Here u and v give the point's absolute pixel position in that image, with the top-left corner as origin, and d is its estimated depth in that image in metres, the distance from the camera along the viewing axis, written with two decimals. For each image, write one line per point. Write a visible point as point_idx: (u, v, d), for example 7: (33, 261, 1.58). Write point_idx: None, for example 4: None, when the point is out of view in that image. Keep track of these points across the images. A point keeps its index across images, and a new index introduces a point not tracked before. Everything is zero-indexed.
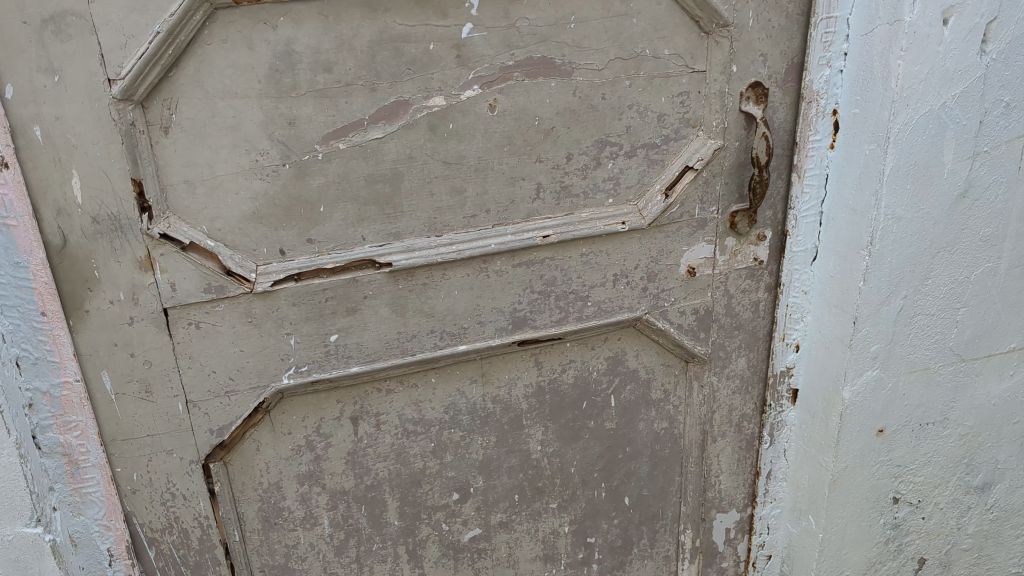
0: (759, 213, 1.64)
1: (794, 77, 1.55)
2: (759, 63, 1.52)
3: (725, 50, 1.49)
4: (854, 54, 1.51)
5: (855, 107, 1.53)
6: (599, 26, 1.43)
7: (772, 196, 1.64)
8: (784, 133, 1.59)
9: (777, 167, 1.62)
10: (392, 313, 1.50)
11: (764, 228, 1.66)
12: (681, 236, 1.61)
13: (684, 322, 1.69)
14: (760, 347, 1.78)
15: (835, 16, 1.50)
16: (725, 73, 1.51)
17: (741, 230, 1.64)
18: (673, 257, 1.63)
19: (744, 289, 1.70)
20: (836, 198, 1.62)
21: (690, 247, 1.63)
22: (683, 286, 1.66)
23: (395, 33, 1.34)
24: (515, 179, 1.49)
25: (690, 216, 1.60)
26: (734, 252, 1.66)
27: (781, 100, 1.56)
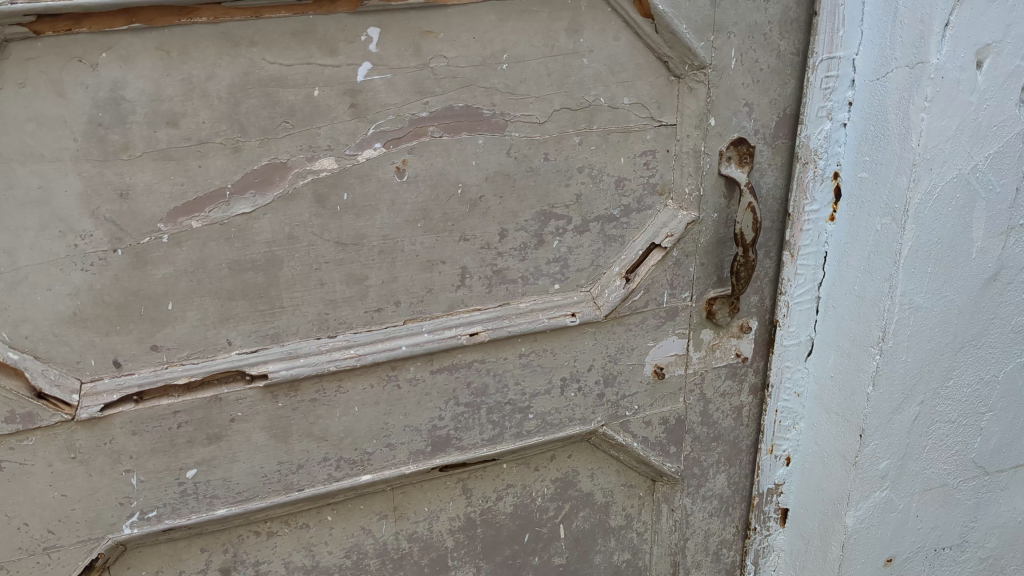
0: (744, 300, 1.31)
1: (786, 133, 1.23)
2: (744, 114, 1.19)
3: (701, 98, 1.16)
4: (861, 105, 1.20)
5: (862, 170, 1.22)
6: (539, 67, 1.09)
7: (760, 279, 1.32)
8: (774, 202, 1.27)
9: (764, 244, 1.29)
10: (271, 439, 1.15)
11: (749, 318, 1.33)
12: (646, 329, 1.28)
13: (650, 434, 1.36)
14: (741, 460, 1.45)
15: (838, 55, 1.18)
16: (702, 126, 1.18)
17: (721, 321, 1.31)
18: (635, 355, 1.30)
19: (722, 392, 1.37)
20: (837, 282, 1.30)
21: (657, 342, 1.30)
22: (647, 391, 1.33)
23: (265, 74, 0.99)
24: (432, 262, 1.15)
25: (657, 305, 1.27)
26: (712, 347, 1.34)
27: (771, 161, 1.24)
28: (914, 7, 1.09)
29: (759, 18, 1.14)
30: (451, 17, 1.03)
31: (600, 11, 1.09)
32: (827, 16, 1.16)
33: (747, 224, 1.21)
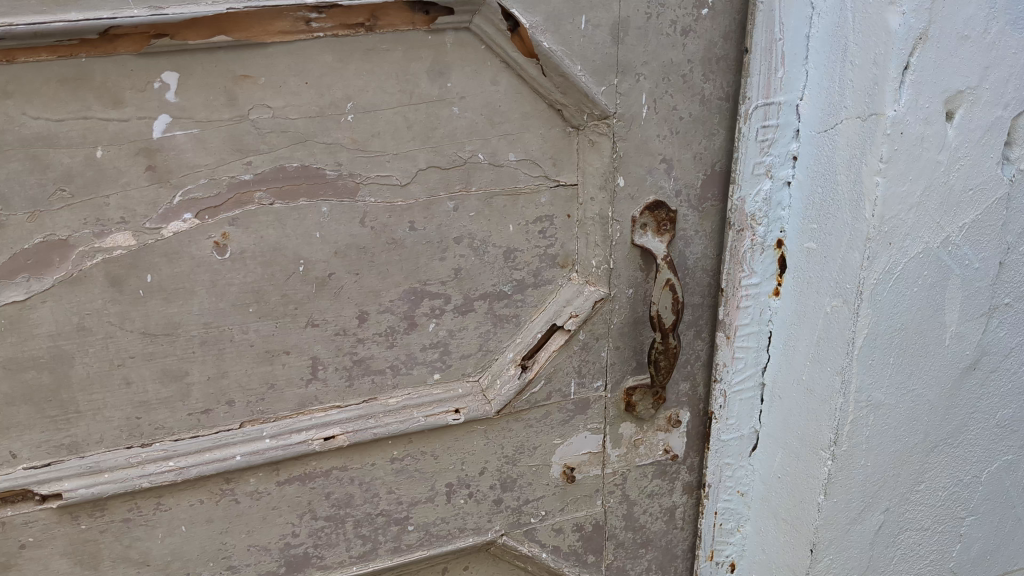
0: (670, 389, 1.10)
1: (717, 194, 1.01)
2: (662, 171, 0.98)
3: (607, 153, 0.95)
4: (807, 160, 0.98)
5: (809, 240, 1.00)
6: (397, 117, 0.88)
7: (691, 364, 1.10)
8: (705, 275, 1.05)
9: (693, 323, 1.07)
10: (75, 567, 0.94)
11: (679, 409, 1.12)
12: (550, 425, 1.07)
13: (562, 542, 1.14)
14: (676, 568, 1.23)
15: (777, 101, 0.96)
16: (608, 188, 0.97)
17: (643, 413, 1.10)
18: (539, 454, 1.08)
19: (649, 492, 1.16)
20: (784, 368, 1.09)
21: (566, 439, 1.09)
22: (556, 494, 1.11)
23: (27, 131, 0.78)
24: (272, 353, 0.93)
25: (562, 396, 1.06)
26: (634, 443, 1.12)
27: (698, 227, 1.02)
28: (867, 47, 0.87)
29: (675, 57, 0.93)
30: (274, 57, 0.82)
31: (472, 49, 0.87)
32: (762, 53, 0.94)
33: (666, 306, 0.99)
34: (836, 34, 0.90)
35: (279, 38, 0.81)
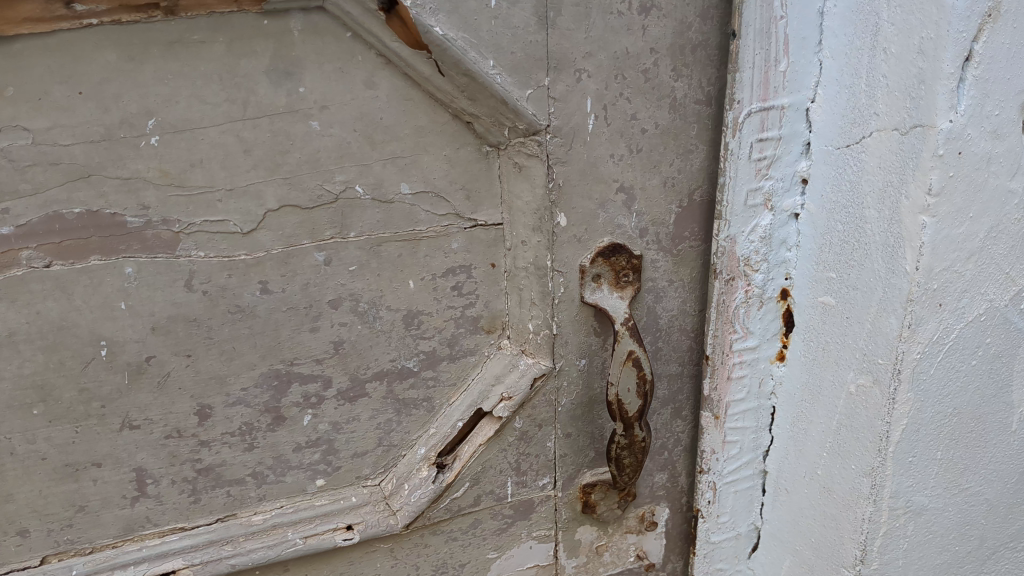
0: (644, 482, 0.84)
1: (698, 231, 0.75)
2: (620, 207, 0.71)
3: (539, 183, 0.68)
4: (821, 185, 0.71)
5: (825, 293, 0.73)
6: (226, 138, 0.61)
7: (670, 450, 0.84)
8: (684, 338, 0.79)
9: (670, 399, 0.81)
10: None
11: (654, 505, 0.86)
12: (482, 536, 0.81)
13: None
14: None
15: (780, 104, 0.68)
16: (545, 229, 0.70)
17: (607, 513, 0.84)
18: (467, 572, 0.82)
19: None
20: (792, 456, 0.82)
21: (503, 552, 0.82)
22: None
23: None
24: (77, 468, 0.67)
25: (495, 500, 0.79)
26: (597, 550, 0.86)
27: (672, 275, 0.75)
28: (909, 29, 0.60)
29: (633, 45, 0.65)
30: (26, 56, 0.55)
31: (332, 38, 0.60)
32: (755, 37, 0.66)
33: (628, 387, 0.72)
34: (863, 9, 0.63)
35: (26, 28, 0.54)
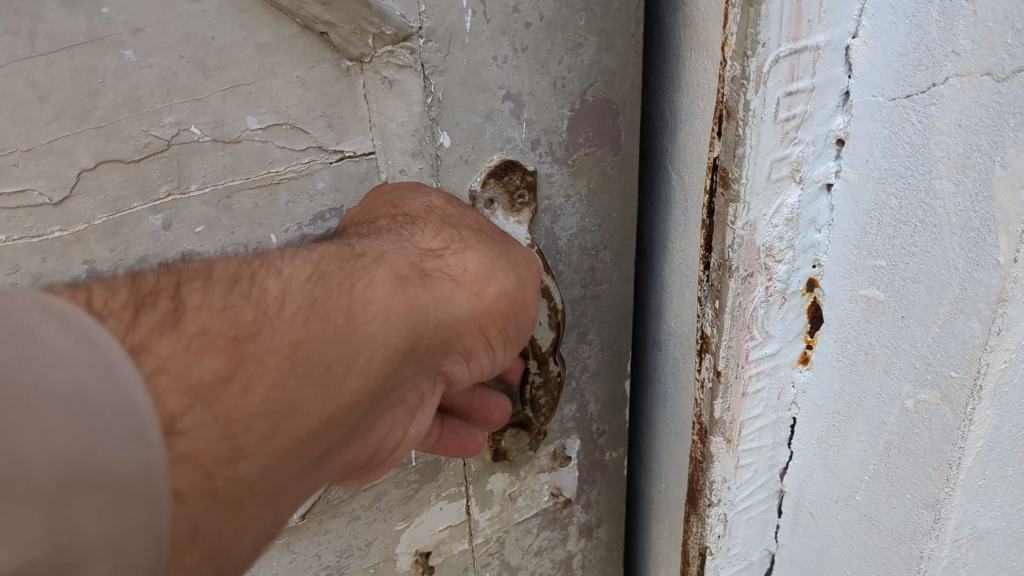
0: (551, 419, 0.71)
1: (593, 134, 0.60)
2: (509, 117, 0.55)
3: (415, 98, 0.52)
4: (866, 148, 0.53)
5: (871, 286, 0.57)
6: (11, 85, 0.41)
7: (575, 378, 0.70)
8: (585, 257, 0.64)
9: (574, 328, 0.68)
10: None
11: (565, 438, 0.74)
12: (384, 508, 0.67)
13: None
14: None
15: (815, 43, 0.50)
16: (426, 153, 0.54)
17: (517, 455, 0.71)
18: (376, 549, 0.69)
19: (535, 550, 0.80)
20: (822, 477, 0.66)
21: (413, 519, 0.69)
22: None
23: None
24: None
25: (399, 468, 0.65)
26: (511, 496, 0.74)
27: (569, 188, 0.61)
28: None
29: None
30: None
31: None
32: None
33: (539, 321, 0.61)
34: None
35: None
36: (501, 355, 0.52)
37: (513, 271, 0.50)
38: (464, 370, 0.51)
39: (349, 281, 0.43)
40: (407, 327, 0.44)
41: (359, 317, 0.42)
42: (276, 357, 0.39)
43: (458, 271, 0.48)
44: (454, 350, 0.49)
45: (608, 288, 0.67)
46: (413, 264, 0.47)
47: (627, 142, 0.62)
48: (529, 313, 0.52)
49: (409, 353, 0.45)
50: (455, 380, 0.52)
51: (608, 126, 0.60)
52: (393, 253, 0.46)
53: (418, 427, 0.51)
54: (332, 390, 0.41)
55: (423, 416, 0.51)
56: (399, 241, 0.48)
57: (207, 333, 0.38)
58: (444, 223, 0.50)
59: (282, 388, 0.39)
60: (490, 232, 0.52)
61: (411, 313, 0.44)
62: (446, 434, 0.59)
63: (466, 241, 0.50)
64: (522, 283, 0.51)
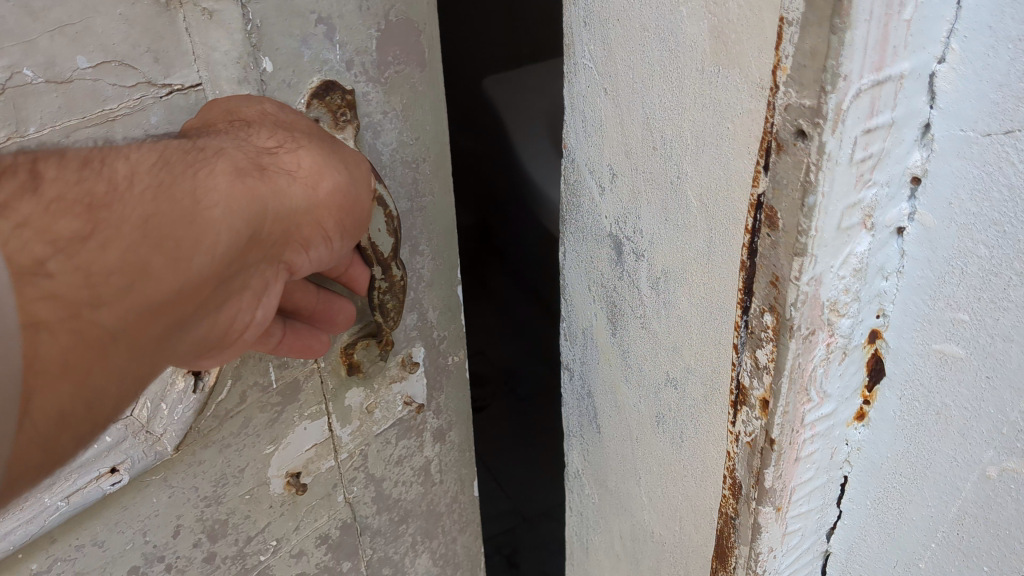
0: (397, 329, 0.88)
1: (398, 53, 0.73)
2: (322, 40, 0.67)
3: (236, 25, 0.61)
4: (949, 189, 0.46)
5: (948, 340, 0.50)
6: None
7: (415, 288, 0.88)
8: (406, 169, 0.80)
9: (408, 237, 0.84)
10: None
11: (410, 346, 0.91)
12: (254, 435, 0.79)
13: (307, 564, 0.93)
14: (443, 528, 1.12)
15: (899, 72, 0.43)
16: (251, 79, 0.63)
17: (371, 367, 0.87)
18: (247, 477, 0.80)
19: (396, 459, 0.98)
20: (881, 539, 0.60)
21: (281, 442, 0.82)
22: (284, 509, 0.87)
23: None
24: None
25: (261, 391, 0.77)
26: (368, 410, 0.91)
27: (385, 106, 0.75)
28: None
29: None
30: None
31: None
32: None
33: (378, 228, 0.73)
34: None
35: None
36: (337, 242, 0.61)
37: (342, 169, 0.59)
38: (303, 258, 0.59)
39: (192, 170, 0.50)
40: (249, 205, 0.52)
41: (202, 202, 0.49)
42: (129, 226, 0.46)
43: (290, 166, 0.56)
44: (294, 240, 0.58)
45: (433, 202, 0.85)
46: (251, 159, 0.54)
47: (429, 65, 0.78)
48: (362, 209, 0.62)
49: (253, 240, 0.53)
50: (296, 267, 0.60)
51: (413, 45, 0.75)
52: (229, 147, 0.53)
53: (265, 311, 0.58)
54: (181, 260, 0.48)
55: (269, 301, 0.58)
56: (238, 141, 0.54)
57: (60, 202, 0.44)
58: (277, 126, 0.58)
59: (133, 253, 0.46)
60: (318, 134, 0.60)
61: (252, 203, 0.52)
62: (287, 336, 0.68)
63: (296, 141, 0.57)
64: (349, 178, 0.60)
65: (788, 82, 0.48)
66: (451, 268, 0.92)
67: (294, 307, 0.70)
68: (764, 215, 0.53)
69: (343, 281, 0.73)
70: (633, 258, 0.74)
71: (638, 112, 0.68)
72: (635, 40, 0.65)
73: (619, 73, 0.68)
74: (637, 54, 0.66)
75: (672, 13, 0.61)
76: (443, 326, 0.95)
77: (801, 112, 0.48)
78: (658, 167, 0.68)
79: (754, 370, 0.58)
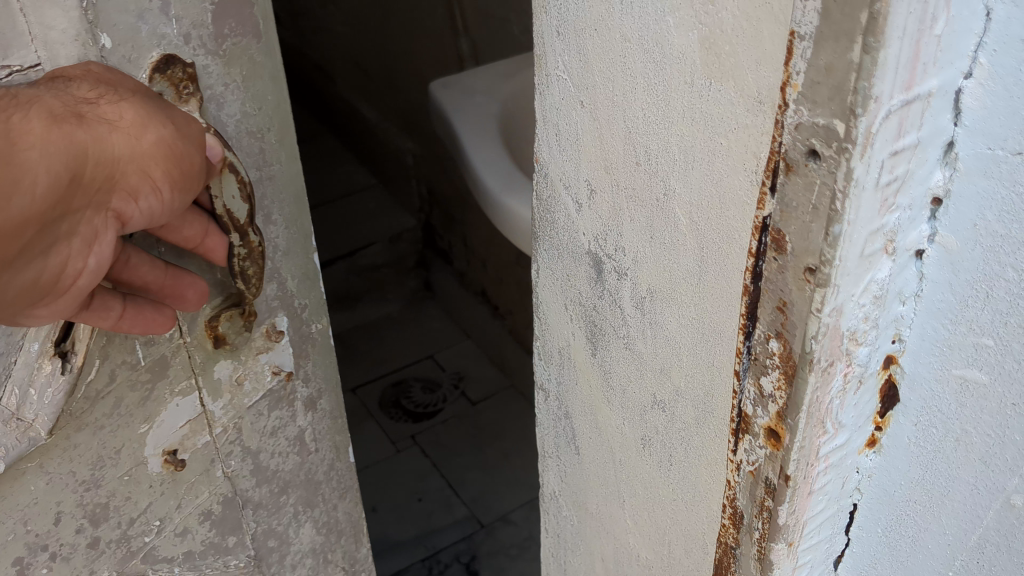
0: (258, 299, 0.95)
1: (234, 26, 0.79)
2: (160, 16, 0.73)
3: (71, 4, 0.67)
4: (973, 210, 0.43)
5: (969, 366, 0.47)
6: None
7: (272, 258, 0.94)
8: (252, 141, 0.86)
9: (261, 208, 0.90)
10: None
11: (277, 316, 0.98)
12: (126, 414, 0.87)
13: (193, 542, 1.02)
14: (323, 496, 1.19)
15: (924, 91, 0.40)
16: (90, 55, 0.70)
17: (237, 341, 0.93)
18: (124, 458, 0.89)
19: (270, 430, 1.05)
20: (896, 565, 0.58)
21: (155, 422, 0.90)
22: (163, 484, 0.95)
23: None
24: None
25: (130, 369, 0.85)
26: (237, 382, 0.97)
27: (226, 79, 0.80)
28: None
29: None
30: None
31: None
32: None
33: (233, 195, 0.82)
34: None
35: None
36: (167, 191, 0.71)
37: (168, 122, 0.70)
38: (134, 207, 0.69)
39: (10, 116, 0.60)
40: (66, 145, 0.62)
41: (18, 144, 0.59)
42: None
43: (113, 117, 0.67)
44: (119, 188, 0.68)
45: (281, 172, 0.91)
46: (70, 107, 0.64)
47: (266, 38, 0.83)
48: (184, 160, 0.71)
49: (73, 180, 0.64)
50: (128, 216, 0.69)
51: (246, 17, 0.80)
52: (50, 98, 0.63)
53: (98, 258, 0.68)
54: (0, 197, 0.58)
55: (100, 247, 0.68)
56: (58, 91, 0.64)
57: None
58: (99, 82, 0.67)
59: None
60: (145, 92, 0.70)
61: (68, 144, 0.63)
62: (128, 312, 0.77)
63: (119, 96, 0.68)
64: (174, 132, 0.70)
65: (800, 100, 0.42)
66: (306, 237, 0.97)
67: (142, 283, 0.78)
68: (770, 238, 0.46)
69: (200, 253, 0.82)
70: (615, 276, 0.71)
71: (619, 125, 0.64)
72: (615, 50, 0.62)
73: (597, 84, 0.65)
74: (618, 65, 0.62)
75: (657, 23, 0.57)
76: (307, 295, 1.01)
77: (814, 131, 0.41)
78: (642, 183, 0.64)
79: (757, 399, 0.52)
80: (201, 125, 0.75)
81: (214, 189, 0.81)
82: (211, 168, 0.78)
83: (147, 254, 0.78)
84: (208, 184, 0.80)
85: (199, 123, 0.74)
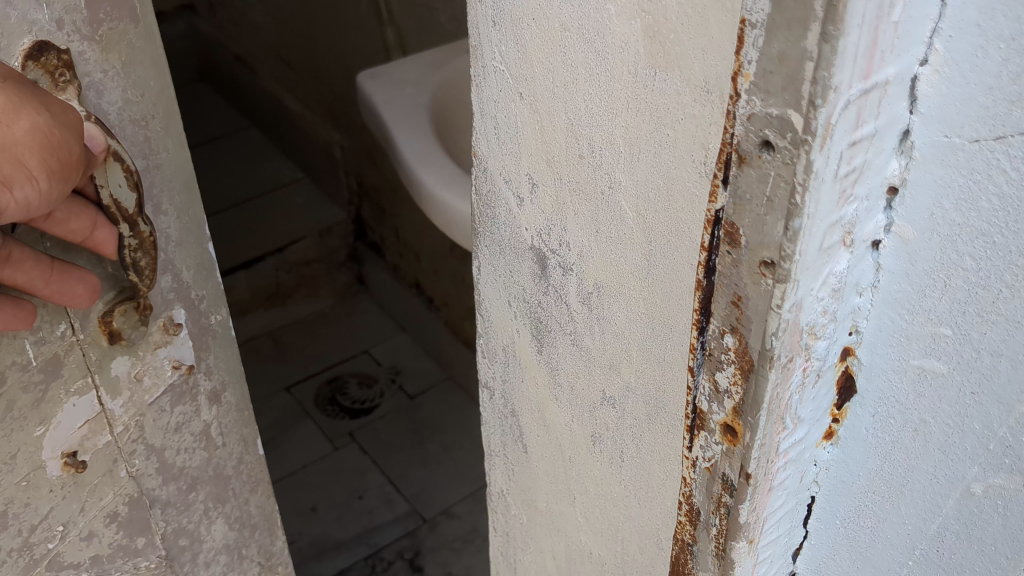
0: (153, 291, 0.94)
1: (111, 11, 0.79)
2: (29, 1, 0.72)
3: None
4: (929, 199, 0.43)
5: (927, 356, 0.47)
6: None
7: (164, 249, 0.93)
8: (136, 128, 0.86)
9: (150, 197, 0.90)
10: None
11: (172, 311, 0.97)
12: (19, 418, 0.87)
13: (100, 544, 1.02)
14: (234, 491, 1.17)
15: (882, 78, 0.39)
16: None
17: (132, 335, 0.93)
18: (21, 463, 0.89)
19: (173, 427, 1.04)
20: (860, 553, 0.57)
21: (50, 423, 0.90)
22: (64, 488, 0.94)
23: None
24: None
25: (21, 370, 0.85)
26: (136, 378, 0.97)
27: (104, 65, 0.81)
28: None
29: None
30: None
31: None
32: None
33: (119, 184, 0.82)
34: None
35: None
36: (44, 180, 0.70)
37: (43, 111, 0.71)
38: (10, 197, 0.68)
39: None
40: None
41: None
42: None
43: None
44: None
45: (169, 159, 0.90)
46: None
47: (145, 21, 0.83)
48: (60, 151, 0.71)
49: None
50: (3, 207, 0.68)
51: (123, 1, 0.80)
52: None
53: None
54: None
55: None
56: None
57: None
58: None
59: None
60: (21, 82, 0.71)
61: None
62: None
63: None
64: (50, 120, 0.71)
65: (752, 90, 0.40)
66: (199, 226, 0.97)
67: (30, 280, 0.77)
68: (723, 231, 0.45)
69: (91, 245, 0.82)
70: (560, 272, 0.69)
71: (561, 118, 0.63)
72: (554, 41, 0.60)
73: (536, 76, 0.64)
74: (557, 57, 0.61)
75: (597, 12, 0.56)
76: (204, 286, 1.00)
77: (767, 122, 0.40)
78: (586, 177, 0.62)
79: (713, 395, 0.51)
80: (79, 115, 0.76)
81: (99, 179, 0.80)
82: (94, 158, 0.79)
83: (32, 250, 0.77)
84: (93, 174, 0.80)
85: (75, 115, 0.75)
